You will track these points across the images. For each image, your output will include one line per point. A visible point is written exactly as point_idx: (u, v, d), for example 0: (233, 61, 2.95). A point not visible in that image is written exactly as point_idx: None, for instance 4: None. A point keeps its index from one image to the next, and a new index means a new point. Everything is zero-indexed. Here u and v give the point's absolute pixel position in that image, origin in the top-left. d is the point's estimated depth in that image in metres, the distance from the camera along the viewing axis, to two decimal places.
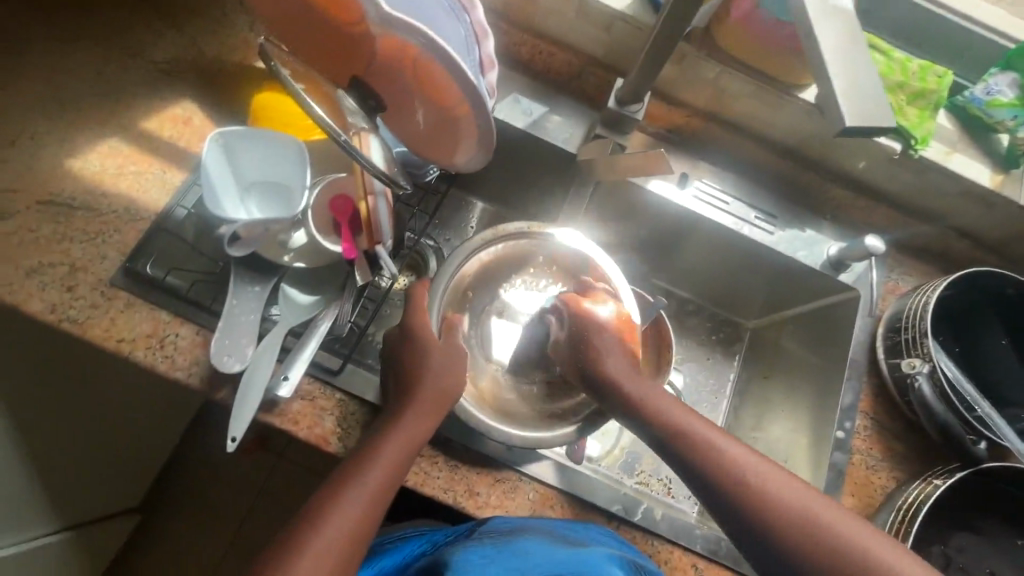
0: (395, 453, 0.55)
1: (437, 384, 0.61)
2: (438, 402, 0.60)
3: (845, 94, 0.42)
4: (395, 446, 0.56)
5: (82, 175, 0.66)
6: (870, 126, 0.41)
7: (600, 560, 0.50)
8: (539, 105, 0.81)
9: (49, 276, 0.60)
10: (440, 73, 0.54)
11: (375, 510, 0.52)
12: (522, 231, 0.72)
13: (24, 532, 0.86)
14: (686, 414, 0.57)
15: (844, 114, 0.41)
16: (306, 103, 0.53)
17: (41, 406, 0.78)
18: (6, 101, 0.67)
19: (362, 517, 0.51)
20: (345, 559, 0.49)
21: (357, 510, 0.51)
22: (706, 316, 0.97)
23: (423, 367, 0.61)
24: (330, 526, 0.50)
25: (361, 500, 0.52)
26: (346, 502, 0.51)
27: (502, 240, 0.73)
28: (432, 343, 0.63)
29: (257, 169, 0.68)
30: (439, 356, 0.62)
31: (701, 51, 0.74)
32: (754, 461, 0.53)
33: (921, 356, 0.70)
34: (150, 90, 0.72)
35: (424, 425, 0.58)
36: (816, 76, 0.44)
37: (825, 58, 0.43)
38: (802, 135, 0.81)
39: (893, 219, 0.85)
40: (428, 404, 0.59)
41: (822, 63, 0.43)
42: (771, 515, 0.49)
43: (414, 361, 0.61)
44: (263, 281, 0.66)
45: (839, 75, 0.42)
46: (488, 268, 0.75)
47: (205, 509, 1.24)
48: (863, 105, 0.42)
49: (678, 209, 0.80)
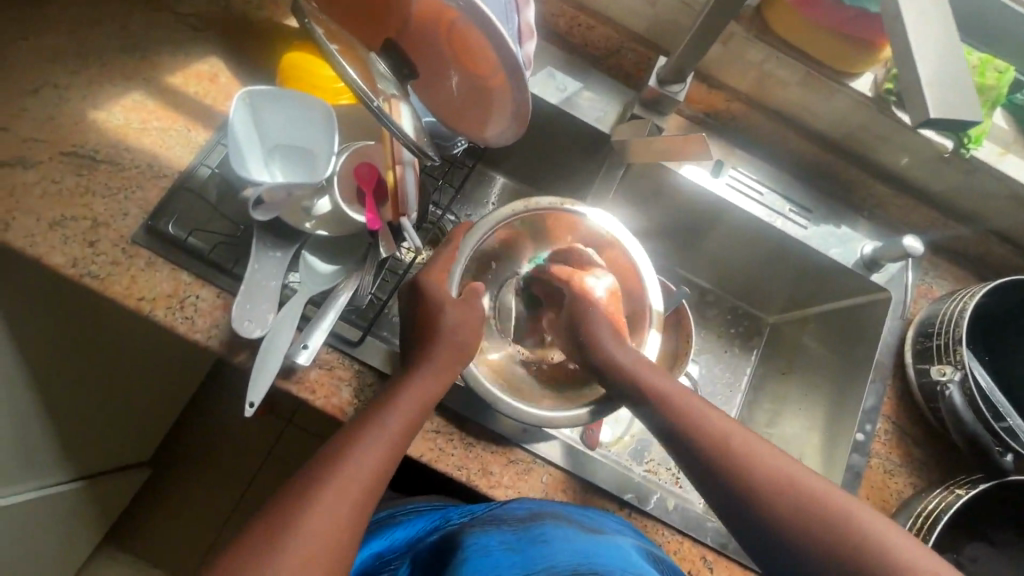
0: (407, 410, 0.56)
1: (452, 340, 0.61)
2: (452, 363, 0.60)
3: (930, 84, 0.40)
4: (408, 403, 0.56)
5: (106, 128, 0.64)
6: (962, 117, 0.40)
7: (621, 554, 0.50)
8: (574, 80, 0.78)
9: (70, 230, 0.60)
10: (477, 37, 0.51)
11: (388, 463, 0.53)
12: (553, 206, 0.69)
13: (39, 478, 0.87)
14: (695, 400, 0.56)
15: (930, 104, 0.40)
16: (339, 65, 0.52)
17: (57, 358, 0.78)
18: (29, 48, 0.65)
19: (375, 470, 0.52)
20: (359, 508, 0.50)
21: (370, 462, 0.52)
22: (726, 307, 0.96)
23: (438, 329, 0.60)
24: (344, 475, 0.50)
25: (375, 453, 0.53)
26: (360, 454, 0.52)
27: (531, 214, 0.69)
28: (447, 303, 0.62)
29: (283, 131, 0.66)
30: (455, 317, 0.62)
31: (751, 31, 0.70)
32: (762, 449, 0.52)
33: (952, 362, 0.68)
34: (176, 44, 0.70)
35: (440, 376, 0.59)
36: (900, 61, 0.42)
37: (911, 43, 0.41)
38: (847, 126, 0.77)
39: (931, 220, 0.82)
40: (442, 364, 0.59)
41: (908, 47, 0.41)
42: (776, 509, 0.48)
43: (429, 321, 0.61)
44: (285, 247, 0.65)
45: (924, 59, 0.41)
46: (506, 240, 0.73)
47: (214, 467, 1.26)
48: (944, 94, 0.40)
49: (711, 196, 0.78)
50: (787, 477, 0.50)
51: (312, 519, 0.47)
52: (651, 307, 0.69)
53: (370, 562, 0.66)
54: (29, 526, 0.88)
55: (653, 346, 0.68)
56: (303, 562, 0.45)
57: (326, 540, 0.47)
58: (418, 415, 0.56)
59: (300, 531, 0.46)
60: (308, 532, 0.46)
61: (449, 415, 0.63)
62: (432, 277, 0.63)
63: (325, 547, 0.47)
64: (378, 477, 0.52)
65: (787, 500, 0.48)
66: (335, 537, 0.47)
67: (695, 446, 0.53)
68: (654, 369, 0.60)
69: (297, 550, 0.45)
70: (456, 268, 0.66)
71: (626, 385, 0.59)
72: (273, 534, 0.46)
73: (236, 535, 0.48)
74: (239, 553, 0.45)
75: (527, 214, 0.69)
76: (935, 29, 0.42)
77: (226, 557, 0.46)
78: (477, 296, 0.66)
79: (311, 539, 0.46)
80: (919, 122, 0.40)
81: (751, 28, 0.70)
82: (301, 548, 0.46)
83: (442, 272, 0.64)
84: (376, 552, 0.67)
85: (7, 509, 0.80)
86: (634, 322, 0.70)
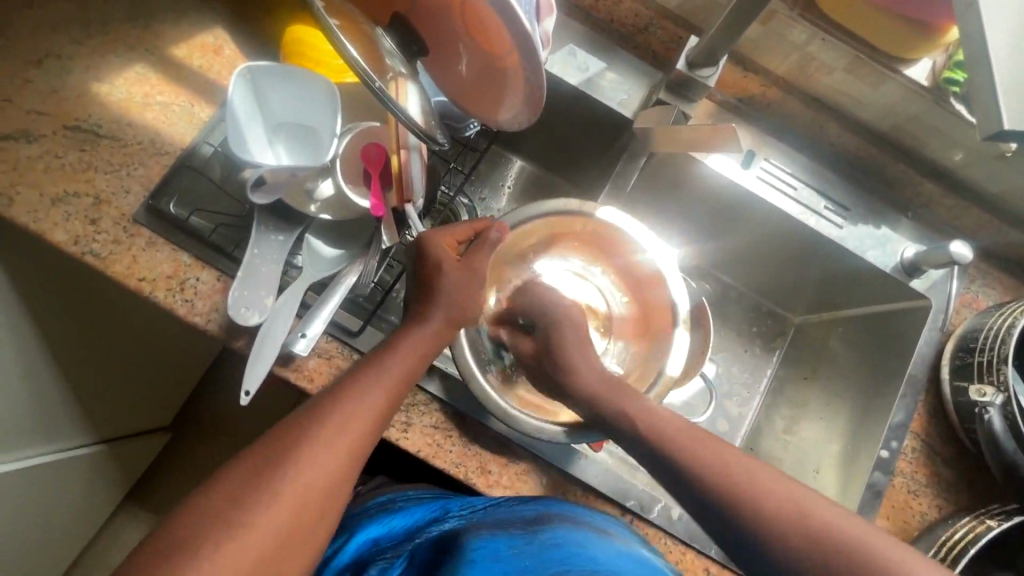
0: (406, 360, 0.54)
1: (456, 297, 0.57)
2: (453, 317, 0.57)
3: (1003, 82, 0.36)
4: (409, 352, 0.55)
5: (109, 101, 0.62)
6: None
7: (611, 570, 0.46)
8: (596, 59, 0.73)
9: (73, 206, 0.59)
10: (489, 12, 0.47)
11: (385, 409, 0.52)
12: (577, 209, 0.65)
13: (68, 441, 0.91)
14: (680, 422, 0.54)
15: (1004, 115, 0.36)
16: (341, 43, 0.48)
17: (70, 332, 0.78)
18: (30, 15, 0.63)
19: (374, 414, 0.51)
20: (355, 449, 0.50)
21: (369, 405, 0.51)
22: (749, 305, 0.90)
23: (437, 290, 0.56)
24: (342, 413, 0.50)
25: (374, 397, 0.51)
26: (359, 398, 0.51)
27: (581, 215, 0.65)
28: (448, 264, 0.57)
29: (287, 108, 0.63)
30: (455, 278, 0.57)
31: (794, 9, 0.64)
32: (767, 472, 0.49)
33: (995, 384, 0.62)
34: (182, 14, 0.68)
35: (440, 329, 0.57)
36: (968, 68, 0.38)
37: (987, 51, 0.37)
38: (894, 118, 0.71)
39: (981, 223, 0.76)
40: (443, 320, 0.57)
41: (984, 56, 0.37)
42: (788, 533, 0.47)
43: (431, 279, 0.57)
44: (288, 231, 0.63)
45: (1003, 57, 0.36)
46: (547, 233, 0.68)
47: (227, 435, 1.28)
48: None
49: (738, 189, 0.72)
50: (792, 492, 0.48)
51: (311, 455, 0.47)
52: (675, 306, 0.65)
53: (365, 548, 0.65)
54: (55, 486, 0.92)
55: (676, 359, 0.64)
56: (299, 494, 0.46)
57: (321, 476, 0.47)
58: (416, 366, 0.55)
59: (299, 465, 0.47)
60: (306, 466, 0.47)
61: (450, 410, 0.62)
62: (439, 237, 0.58)
63: (321, 481, 0.47)
64: (376, 421, 0.51)
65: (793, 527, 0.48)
66: (331, 475, 0.48)
67: (694, 461, 0.51)
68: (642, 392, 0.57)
69: (294, 482, 0.46)
70: (468, 241, 0.60)
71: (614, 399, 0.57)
72: (271, 465, 0.46)
73: (233, 461, 0.48)
74: (237, 480, 0.46)
75: (573, 215, 0.65)
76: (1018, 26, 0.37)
77: (221, 481, 0.46)
78: (488, 251, 0.59)
79: (308, 472, 0.47)
80: (990, 134, 0.37)
81: (796, 6, 0.64)
82: (299, 480, 0.46)
83: (454, 238, 0.59)
84: (373, 539, 0.66)
85: (34, 470, 0.83)
86: (658, 325, 0.67)
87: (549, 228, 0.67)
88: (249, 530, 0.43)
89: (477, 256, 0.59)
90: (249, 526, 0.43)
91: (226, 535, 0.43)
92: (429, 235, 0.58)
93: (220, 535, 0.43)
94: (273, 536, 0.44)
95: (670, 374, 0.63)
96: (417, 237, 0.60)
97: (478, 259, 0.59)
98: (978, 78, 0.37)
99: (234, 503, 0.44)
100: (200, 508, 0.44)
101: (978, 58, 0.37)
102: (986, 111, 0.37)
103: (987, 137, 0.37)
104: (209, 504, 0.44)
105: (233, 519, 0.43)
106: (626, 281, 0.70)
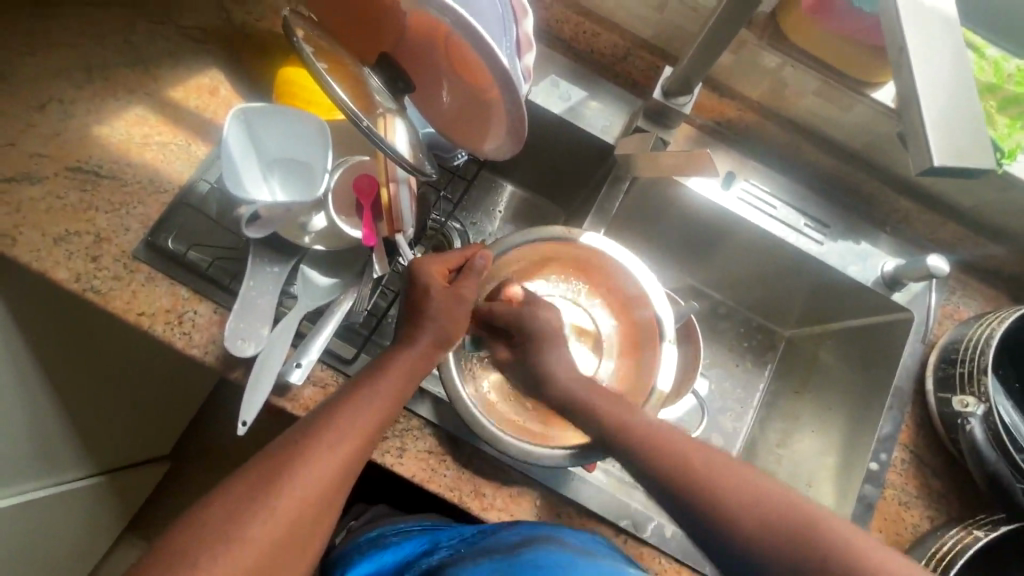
0: (397, 382, 0.55)
1: (445, 321, 0.59)
2: (441, 342, 0.59)
3: (935, 122, 0.38)
4: (399, 373, 0.56)
5: (109, 142, 0.65)
6: (966, 165, 0.38)
7: None
8: (578, 88, 0.76)
9: (74, 244, 0.61)
10: (472, 54, 0.50)
11: (378, 426, 0.53)
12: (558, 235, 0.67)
13: (69, 473, 0.91)
14: (666, 440, 0.55)
15: (933, 150, 0.38)
16: (328, 84, 0.51)
17: (71, 366, 0.79)
18: (32, 63, 0.66)
19: (365, 434, 0.52)
20: (348, 466, 0.51)
21: (363, 424, 0.52)
22: (739, 320, 0.91)
23: (426, 313, 0.58)
24: (337, 431, 0.51)
25: (367, 417, 0.53)
26: (353, 416, 0.52)
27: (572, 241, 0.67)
28: (437, 290, 0.59)
29: (280, 146, 0.66)
30: (444, 302, 0.59)
31: (764, 38, 0.68)
32: (749, 501, 0.51)
33: (976, 394, 0.64)
34: (178, 57, 0.70)
35: (431, 353, 0.58)
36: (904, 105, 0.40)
37: (920, 88, 0.39)
38: (867, 136, 0.74)
39: (960, 236, 0.78)
40: (431, 343, 0.58)
41: (923, 92, 0.39)
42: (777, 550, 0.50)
43: (420, 301, 0.58)
44: (282, 262, 0.64)
45: (931, 97, 0.39)
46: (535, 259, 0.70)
47: (227, 462, 1.28)
48: (956, 136, 0.39)
49: (720, 210, 0.74)
50: (760, 499, 0.51)
51: (305, 472, 0.49)
52: (660, 320, 0.67)
53: None
54: (56, 519, 0.92)
55: (665, 375, 0.66)
56: (293, 511, 0.47)
57: (314, 492, 0.49)
58: (407, 390, 0.56)
59: (293, 481, 0.48)
60: (300, 484, 0.48)
61: (443, 435, 0.63)
62: (431, 264, 0.60)
63: (315, 498, 0.48)
64: (368, 438, 0.52)
65: (780, 543, 0.49)
66: (324, 492, 0.49)
67: (681, 480, 0.53)
68: (623, 407, 0.58)
69: (289, 498, 0.47)
70: (459, 267, 0.62)
71: (602, 414, 0.58)
72: (267, 483, 0.48)
73: (232, 475, 0.49)
74: (236, 494, 0.47)
75: (561, 242, 0.67)
76: (947, 68, 0.40)
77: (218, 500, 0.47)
78: (476, 278, 0.61)
79: (303, 488, 0.48)
80: (922, 167, 0.39)
81: (764, 36, 0.67)
82: (295, 496, 0.48)
83: (445, 265, 0.61)
84: None
85: (37, 504, 0.84)
86: (647, 339, 0.68)
87: (538, 254, 0.69)
88: (245, 544, 0.45)
89: (465, 282, 0.60)
90: (246, 540, 0.45)
91: (222, 547, 0.44)
92: (423, 263, 0.60)
93: (219, 546, 0.44)
94: (268, 547, 0.46)
95: (661, 390, 0.65)
96: (413, 262, 0.62)
97: (468, 285, 0.60)
98: (915, 110, 0.39)
99: (233, 516, 0.46)
100: (199, 522, 0.45)
101: (909, 100, 0.39)
102: (919, 146, 0.39)
103: (921, 170, 0.39)
104: (211, 516, 0.46)
105: (229, 532, 0.45)
106: (615, 305, 0.71)
